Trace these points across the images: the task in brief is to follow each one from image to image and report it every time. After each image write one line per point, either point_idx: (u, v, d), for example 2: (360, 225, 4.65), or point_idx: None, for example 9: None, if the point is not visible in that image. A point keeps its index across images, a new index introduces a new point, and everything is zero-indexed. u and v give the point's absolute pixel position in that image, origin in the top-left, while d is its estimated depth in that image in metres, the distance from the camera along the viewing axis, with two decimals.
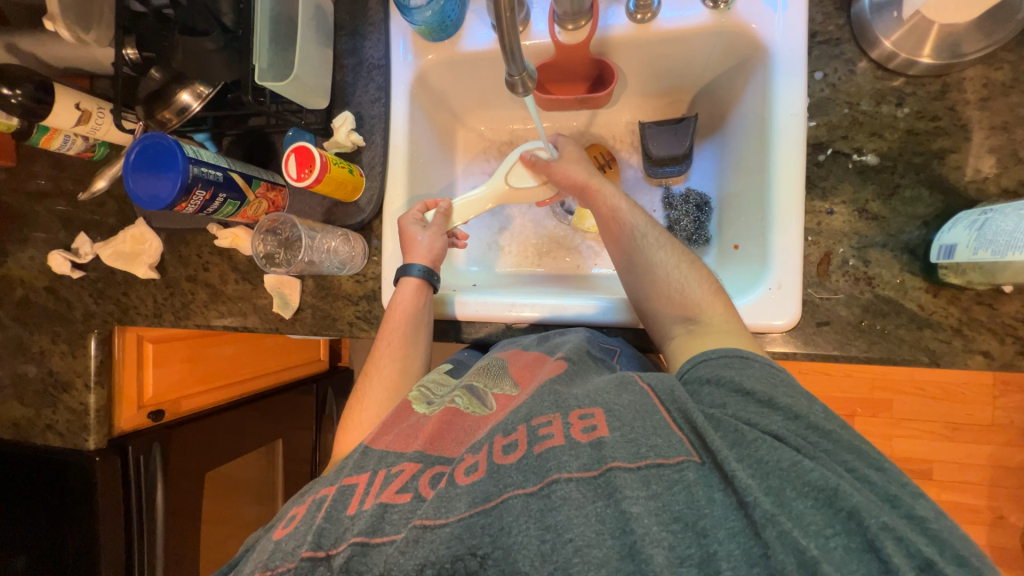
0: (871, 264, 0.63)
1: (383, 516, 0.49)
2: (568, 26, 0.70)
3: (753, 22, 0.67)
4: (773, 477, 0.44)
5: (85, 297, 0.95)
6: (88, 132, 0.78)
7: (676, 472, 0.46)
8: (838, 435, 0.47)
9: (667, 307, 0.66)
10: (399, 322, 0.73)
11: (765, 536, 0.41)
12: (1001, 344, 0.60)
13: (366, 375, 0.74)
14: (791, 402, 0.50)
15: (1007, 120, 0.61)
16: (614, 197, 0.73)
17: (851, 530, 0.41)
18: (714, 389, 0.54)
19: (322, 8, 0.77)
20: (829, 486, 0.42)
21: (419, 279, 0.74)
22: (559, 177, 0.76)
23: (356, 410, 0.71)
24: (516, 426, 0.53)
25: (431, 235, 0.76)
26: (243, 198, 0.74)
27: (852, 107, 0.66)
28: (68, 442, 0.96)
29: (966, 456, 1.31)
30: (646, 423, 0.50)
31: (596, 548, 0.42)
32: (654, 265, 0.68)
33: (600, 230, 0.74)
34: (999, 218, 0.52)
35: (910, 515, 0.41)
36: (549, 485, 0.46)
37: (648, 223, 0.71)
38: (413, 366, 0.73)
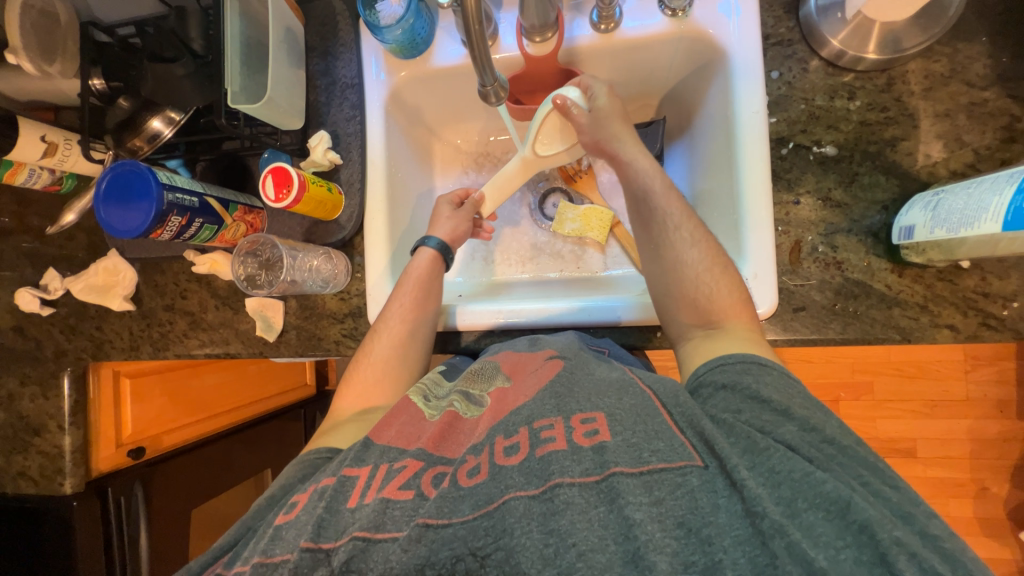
0: (839, 249, 0.66)
1: (385, 512, 0.49)
2: (535, 38, 0.72)
3: (711, 27, 0.71)
4: (784, 487, 0.45)
5: (56, 335, 0.91)
6: (55, 165, 0.76)
7: (679, 476, 0.46)
8: (853, 451, 0.48)
9: (688, 313, 0.65)
10: (413, 284, 0.75)
11: (773, 545, 0.41)
12: (964, 317, 0.63)
13: (372, 332, 0.74)
14: (806, 414, 0.51)
15: (949, 107, 0.65)
16: (645, 176, 0.71)
17: (862, 543, 0.40)
18: (729, 396, 0.54)
19: (291, 31, 0.78)
20: (842, 499, 0.42)
21: (434, 251, 0.78)
22: (588, 140, 0.74)
23: (361, 363, 0.73)
24: (519, 429, 0.53)
25: (456, 219, 0.82)
26: (220, 222, 0.73)
27: (808, 103, 0.69)
28: (42, 488, 0.91)
29: (946, 432, 1.36)
30: (648, 427, 0.51)
31: (599, 553, 0.43)
32: (684, 260, 0.66)
33: (629, 204, 0.73)
34: (949, 197, 0.55)
35: (924, 532, 0.42)
36: (552, 488, 0.47)
37: (682, 211, 0.69)
38: (422, 329, 0.74)
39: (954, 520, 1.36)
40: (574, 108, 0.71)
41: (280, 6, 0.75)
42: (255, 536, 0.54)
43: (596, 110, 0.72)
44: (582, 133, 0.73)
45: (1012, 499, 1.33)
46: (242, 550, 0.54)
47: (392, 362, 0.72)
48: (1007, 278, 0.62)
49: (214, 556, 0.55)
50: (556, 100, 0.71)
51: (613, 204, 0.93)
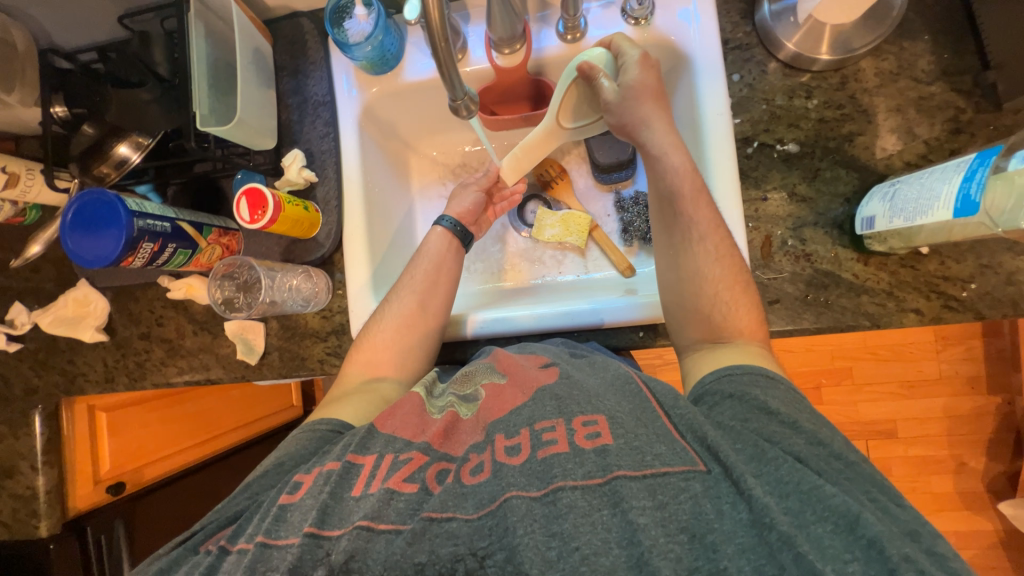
0: (807, 242, 0.69)
1: (389, 502, 0.49)
2: (504, 50, 0.73)
3: (673, 34, 0.74)
4: (792, 498, 0.45)
5: (25, 371, 0.88)
6: (17, 196, 0.74)
7: (682, 480, 0.47)
8: (859, 469, 0.48)
9: (697, 328, 0.65)
10: (427, 258, 0.78)
11: (779, 557, 0.41)
12: (928, 301, 0.66)
13: (383, 304, 0.75)
14: (814, 428, 0.51)
15: (899, 102, 0.69)
16: (673, 173, 0.68)
17: (871, 557, 0.40)
18: (735, 406, 0.55)
19: (259, 52, 0.78)
20: (851, 514, 0.43)
21: (446, 230, 0.80)
22: (614, 119, 0.72)
23: (371, 333, 0.73)
24: (520, 430, 0.54)
25: (466, 195, 0.83)
26: (195, 246, 0.72)
27: (769, 104, 0.72)
28: (15, 533, 0.87)
29: (923, 410, 1.41)
30: (650, 431, 0.51)
31: (603, 556, 0.43)
32: (703, 273, 0.65)
33: (655, 201, 0.71)
34: (905, 187, 0.58)
35: (931, 551, 0.42)
36: (554, 492, 0.47)
37: (711, 220, 0.66)
38: (433, 307, 0.75)
39: (937, 495, 1.41)
40: (602, 80, 0.69)
41: (247, 27, 0.75)
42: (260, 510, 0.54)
43: (627, 86, 0.68)
44: (609, 111, 0.71)
45: (989, 471, 1.39)
46: (246, 525, 0.54)
47: (401, 332, 0.72)
48: (964, 261, 0.65)
49: (221, 524, 0.55)
50: (583, 66, 0.69)
51: (590, 208, 0.95)
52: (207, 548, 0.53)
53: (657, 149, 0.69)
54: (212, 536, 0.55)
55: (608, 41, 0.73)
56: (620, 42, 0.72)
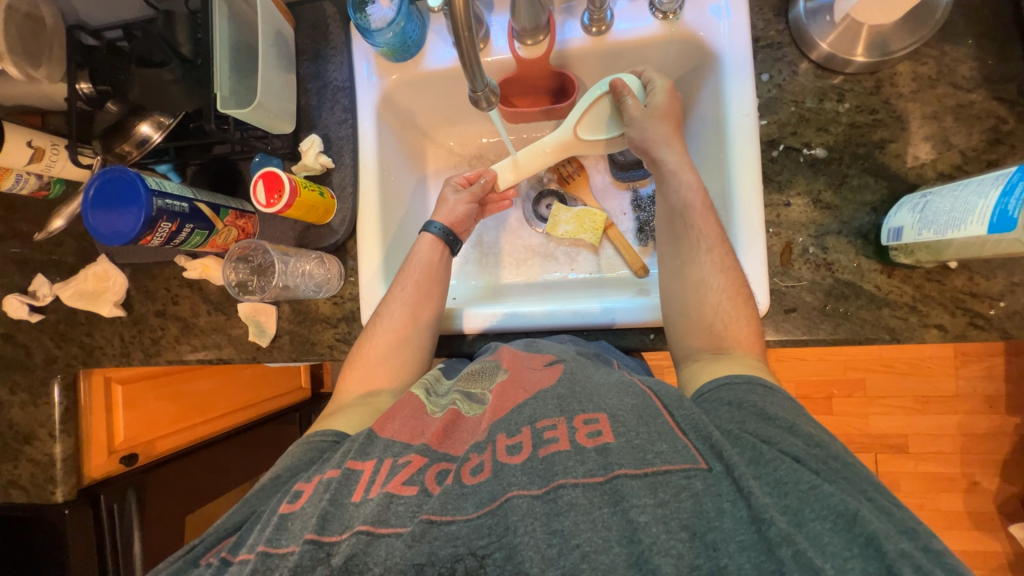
0: (829, 251, 0.67)
1: (389, 506, 0.50)
2: (527, 41, 0.72)
3: (701, 30, 0.71)
4: (791, 497, 0.44)
5: (45, 342, 0.91)
6: (43, 170, 0.75)
7: (684, 478, 0.46)
8: (854, 468, 0.48)
9: (700, 337, 0.64)
10: (416, 269, 0.77)
11: (780, 553, 0.41)
12: (952, 317, 0.63)
13: (375, 318, 0.75)
14: (812, 430, 0.51)
15: (937, 109, 0.66)
16: (686, 187, 0.68)
17: (868, 555, 0.40)
18: (736, 414, 0.53)
19: (282, 34, 0.78)
20: (849, 512, 0.42)
21: (437, 236, 0.80)
22: (637, 135, 0.72)
23: (365, 348, 0.73)
24: (520, 428, 0.53)
25: (458, 199, 0.82)
26: (212, 227, 0.73)
27: (798, 105, 0.70)
28: (33, 496, 0.90)
29: (937, 427, 1.38)
30: (651, 429, 0.51)
31: (604, 554, 0.43)
32: (707, 282, 0.64)
33: (663, 218, 0.70)
34: (937, 199, 0.56)
35: (927, 548, 0.41)
36: (555, 490, 0.47)
37: (717, 236, 0.65)
38: (423, 315, 0.75)
39: (945, 513, 1.38)
40: (626, 99, 0.71)
41: (270, 9, 0.75)
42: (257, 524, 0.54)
43: (652, 107, 0.70)
44: (631, 126, 0.72)
45: (1002, 492, 1.35)
46: (246, 535, 0.54)
47: (395, 348, 0.72)
48: (994, 277, 0.62)
49: (220, 536, 0.56)
50: (616, 81, 0.72)
51: (606, 205, 0.93)
52: (208, 560, 0.54)
53: (669, 162, 0.69)
54: (212, 548, 0.56)
55: (638, 71, 0.76)
56: (651, 72, 0.74)
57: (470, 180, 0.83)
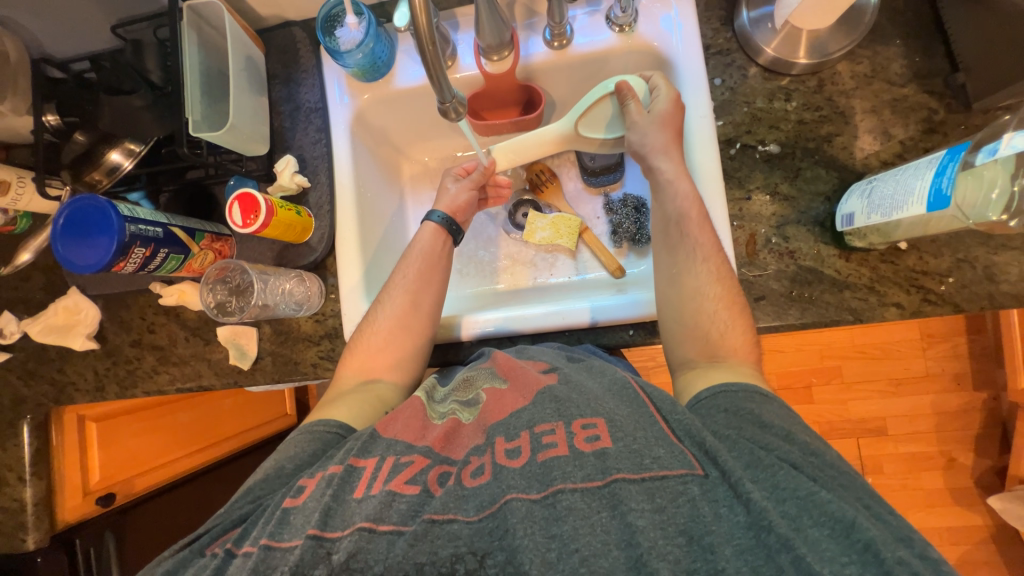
0: (790, 240, 0.71)
1: (391, 503, 0.49)
2: (492, 57, 0.74)
3: (656, 41, 0.76)
4: (789, 503, 0.46)
5: (13, 381, 0.87)
6: (9, 204, 0.74)
7: (681, 484, 0.47)
8: (852, 478, 0.49)
9: (695, 344, 0.65)
10: (417, 257, 0.77)
11: (779, 559, 0.42)
12: (908, 295, 0.67)
13: (376, 304, 0.75)
14: (808, 438, 0.52)
15: (875, 104, 0.71)
16: (685, 198, 0.69)
17: (867, 561, 0.41)
18: (731, 420, 0.55)
19: (252, 59, 0.79)
20: (847, 519, 0.44)
21: (438, 224, 0.80)
22: (637, 141, 0.72)
23: (366, 334, 0.73)
24: (520, 433, 0.54)
25: (459, 188, 0.82)
26: (187, 252, 0.72)
27: (750, 106, 0.74)
28: (1, 546, 0.85)
29: (913, 407, 1.43)
30: (647, 434, 0.52)
31: (603, 557, 0.44)
32: (703, 292, 0.66)
33: (660, 225, 0.71)
34: (881, 184, 0.60)
35: (925, 555, 0.43)
36: (554, 495, 0.48)
37: (713, 245, 0.68)
38: (424, 305, 0.74)
39: (928, 491, 1.42)
40: (630, 103, 0.73)
41: (239, 36, 0.76)
42: (263, 514, 0.54)
43: (655, 113, 0.70)
44: (632, 131, 0.72)
45: (979, 466, 1.41)
46: (252, 528, 0.53)
47: (396, 333, 0.72)
48: (941, 255, 0.67)
49: (224, 528, 0.55)
50: (621, 82, 0.73)
51: (580, 210, 0.96)
52: (214, 551, 0.53)
53: (667, 171, 0.70)
54: (218, 539, 0.55)
55: (646, 75, 0.76)
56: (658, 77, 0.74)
57: (469, 170, 0.84)
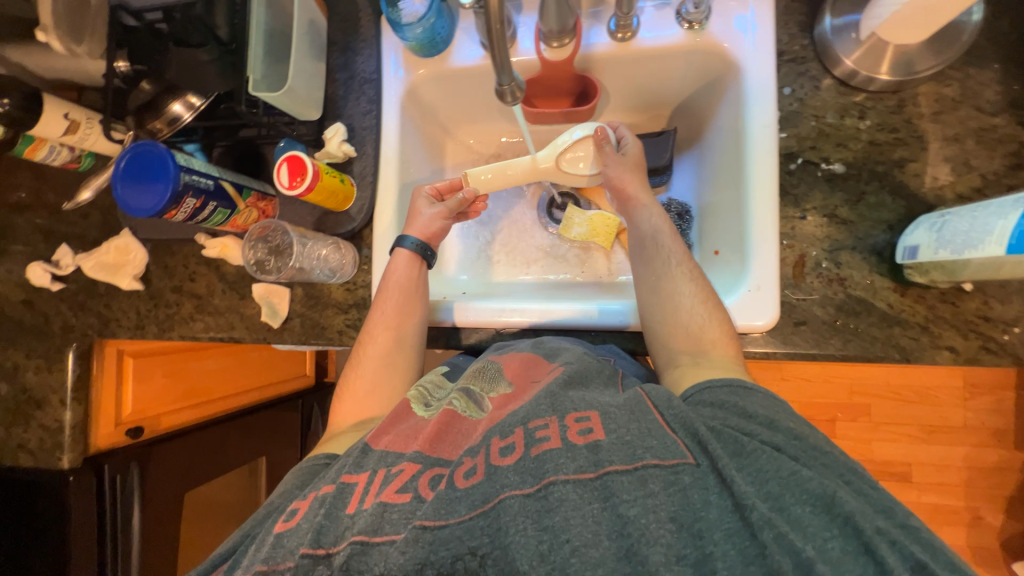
0: (842, 266, 0.67)
1: (383, 515, 0.48)
2: (552, 43, 0.73)
3: (726, 42, 0.72)
4: (772, 484, 0.45)
5: (63, 310, 0.92)
6: (76, 142, 0.78)
7: (671, 473, 0.45)
8: (832, 454, 0.49)
9: (679, 339, 0.64)
10: (394, 290, 0.74)
11: (762, 537, 0.41)
12: (965, 339, 0.63)
13: (361, 343, 0.74)
14: (790, 424, 0.51)
15: (958, 131, 0.66)
16: (653, 216, 0.74)
17: (848, 534, 0.41)
18: (717, 413, 0.53)
19: (315, 24, 0.80)
20: (828, 494, 0.43)
21: (411, 251, 0.76)
22: (612, 176, 0.76)
23: (350, 380, 0.72)
24: (513, 429, 0.51)
25: (434, 213, 0.78)
26: (234, 207, 0.75)
27: (818, 120, 0.70)
28: (39, 462, 0.92)
29: (942, 457, 1.35)
30: (641, 425, 0.50)
31: (592, 548, 0.42)
32: (682, 295, 0.66)
33: (632, 247, 0.74)
34: (955, 219, 0.55)
35: (904, 523, 0.43)
36: (546, 487, 0.46)
37: (683, 253, 0.71)
38: (405, 339, 0.74)
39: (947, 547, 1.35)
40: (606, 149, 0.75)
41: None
42: (251, 544, 0.54)
43: (628, 154, 0.76)
44: (609, 168, 0.76)
45: (1007, 529, 1.32)
46: (240, 557, 0.54)
47: (382, 373, 0.72)
48: (1008, 302, 0.62)
49: (213, 564, 0.56)
50: (598, 129, 0.75)
51: None
52: None
53: (642, 199, 0.75)
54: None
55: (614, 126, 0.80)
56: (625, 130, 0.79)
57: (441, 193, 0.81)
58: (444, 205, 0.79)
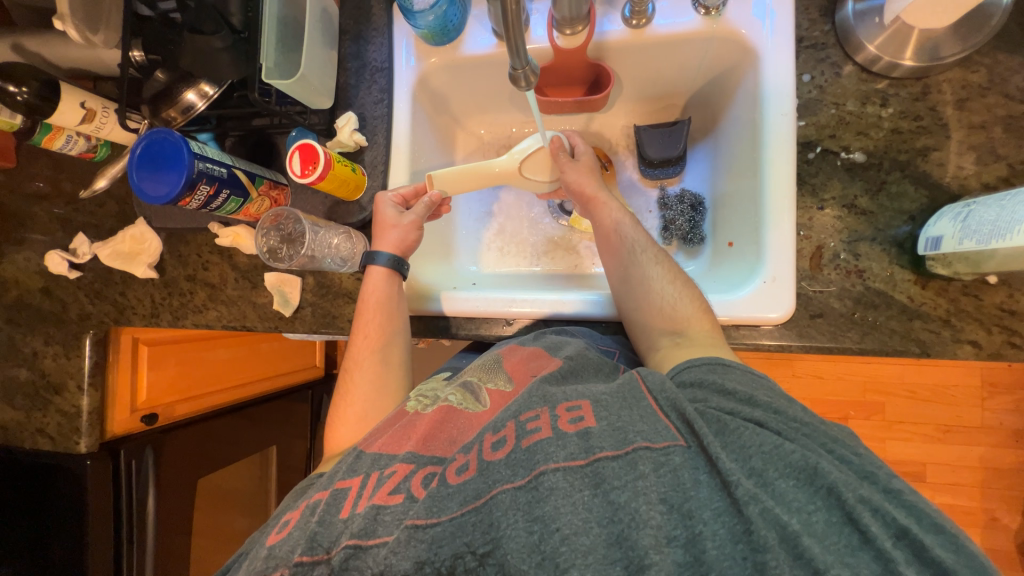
0: (861, 258, 0.65)
1: (376, 517, 0.47)
2: (565, 31, 0.72)
3: (743, 28, 0.70)
4: (755, 459, 0.44)
5: (81, 297, 0.94)
6: (92, 131, 0.79)
7: (662, 455, 0.45)
8: (813, 424, 0.48)
9: (657, 319, 0.66)
10: (374, 309, 0.74)
11: (747, 512, 0.40)
12: (988, 334, 0.61)
13: (347, 370, 0.74)
14: (769, 398, 0.50)
15: (985, 119, 0.64)
16: (615, 210, 0.75)
17: (830, 505, 0.41)
18: (697, 392, 0.53)
19: (327, 12, 0.80)
20: (810, 466, 0.43)
21: (387, 268, 0.75)
22: (570, 181, 0.78)
23: (343, 402, 0.72)
24: (505, 424, 0.51)
25: (404, 227, 0.76)
26: (246, 196, 0.75)
27: (838, 108, 0.68)
28: (58, 446, 0.93)
29: (958, 457, 1.33)
30: (634, 411, 0.49)
31: (583, 536, 0.41)
32: (651, 280, 0.68)
33: (598, 241, 0.76)
34: (981, 209, 0.54)
35: (888, 489, 0.43)
36: (537, 477, 0.45)
37: (648, 240, 0.73)
38: (393, 354, 0.74)
39: None
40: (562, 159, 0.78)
41: None
42: (247, 559, 0.54)
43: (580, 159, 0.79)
44: (567, 177, 0.78)
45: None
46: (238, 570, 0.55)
47: (373, 399, 0.72)
48: None
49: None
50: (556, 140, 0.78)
51: (632, 202, 0.93)
52: None
53: (606, 199, 0.76)
54: None
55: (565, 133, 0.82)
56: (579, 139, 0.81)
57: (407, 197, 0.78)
58: (413, 213, 0.76)
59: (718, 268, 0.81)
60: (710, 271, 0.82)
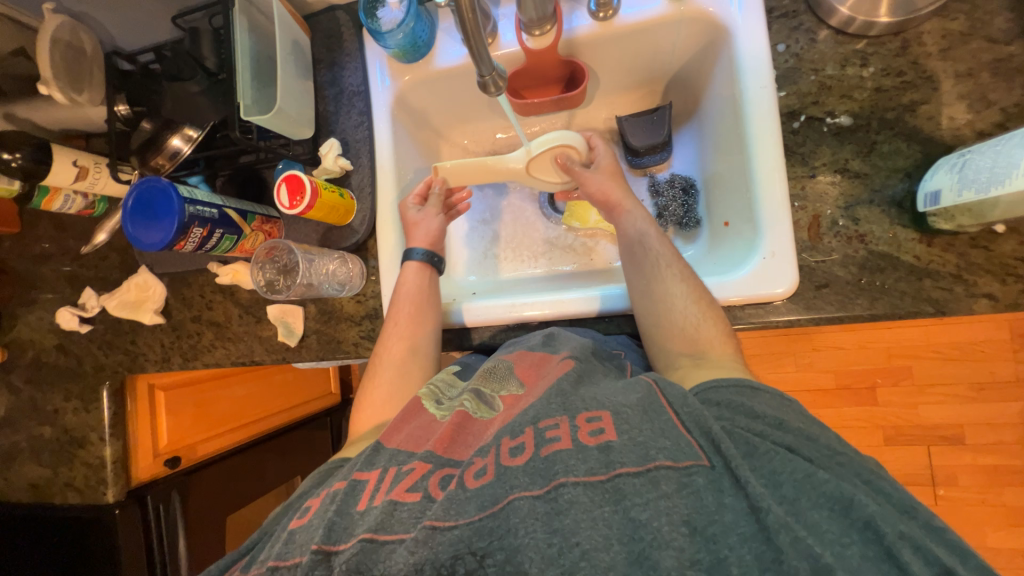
0: (861, 222, 0.64)
1: (393, 512, 0.47)
2: (533, 32, 0.72)
3: (711, 6, 0.70)
4: (786, 487, 0.43)
5: (94, 350, 0.95)
6: (87, 187, 0.80)
7: (685, 476, 0.44)
8: (848, 453, 0.47)
9: (676, 341, 0.63)
10: (406, 302, 0.74)
11: (778, 541, 0.39)
12: (1003, 285, 0.59)
13: (376, 358, 0.73)
14: (804, 425, 0.49)
15: (970, 66, 0.62)
16: (638, 220, 0.73)
17: (867, 539, 0.40)
18: (723, 413, 0.50)
19: (299, 44, 0.81)
20: (844, 496, 0.41)
21: (421, 262, 0.77)
22: (591, 189, 0.76)
23: (368, 389, 0.71)
24: (524, 429, 0.51)
25: (428, 219, 0.79)
26: (240, 232, 0.76)
27: (818, 74, 0.67)
28: (87, 498, 0.94)
29: (995, 414, 1.28)
30: (655, 425, 0.48)
31: (602, 552, 0.40)
32: (674, 298, 0.65)
33: (622, 254, 0.73)
34: (977, 157, 0.52)
35: (928, 525, 0.42)
36: (555, 489, 0.44)
37: (672, 254, 0.69)
38: (422, 347, 0.73)
39: (1011, 509, 1.28)
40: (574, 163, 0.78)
41: (287, 21, 0.78)
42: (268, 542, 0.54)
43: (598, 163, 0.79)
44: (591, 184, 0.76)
45: None
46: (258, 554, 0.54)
47: (397, 386, 0.70)
48: None
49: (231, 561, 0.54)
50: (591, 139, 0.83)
51: None
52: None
53: (628, 209, 0.75)
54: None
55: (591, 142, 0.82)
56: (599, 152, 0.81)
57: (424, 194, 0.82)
58: (430, 207, 0.80)
59: (717, 249, 0.79)
60: (710, 254, 0.80)
